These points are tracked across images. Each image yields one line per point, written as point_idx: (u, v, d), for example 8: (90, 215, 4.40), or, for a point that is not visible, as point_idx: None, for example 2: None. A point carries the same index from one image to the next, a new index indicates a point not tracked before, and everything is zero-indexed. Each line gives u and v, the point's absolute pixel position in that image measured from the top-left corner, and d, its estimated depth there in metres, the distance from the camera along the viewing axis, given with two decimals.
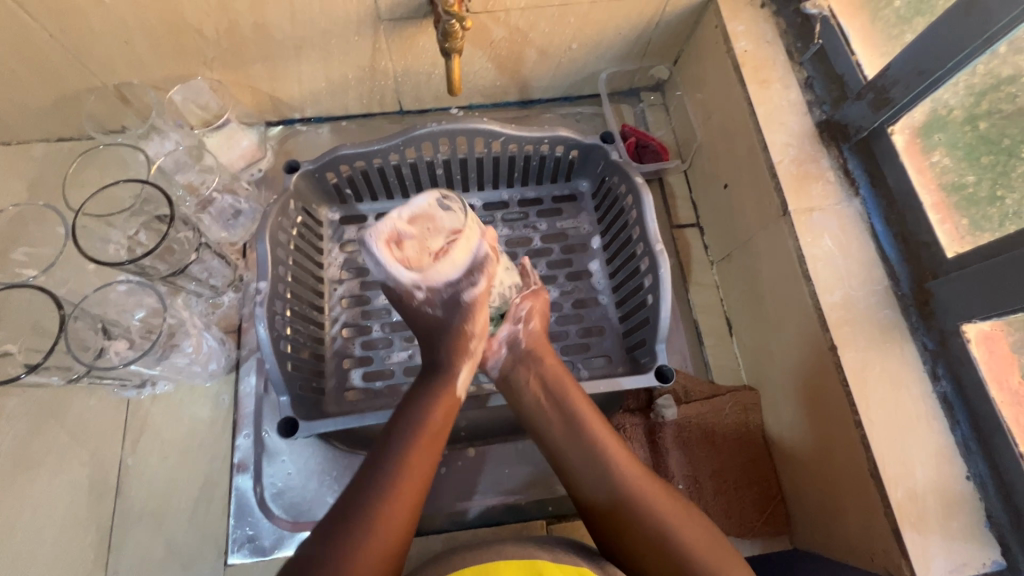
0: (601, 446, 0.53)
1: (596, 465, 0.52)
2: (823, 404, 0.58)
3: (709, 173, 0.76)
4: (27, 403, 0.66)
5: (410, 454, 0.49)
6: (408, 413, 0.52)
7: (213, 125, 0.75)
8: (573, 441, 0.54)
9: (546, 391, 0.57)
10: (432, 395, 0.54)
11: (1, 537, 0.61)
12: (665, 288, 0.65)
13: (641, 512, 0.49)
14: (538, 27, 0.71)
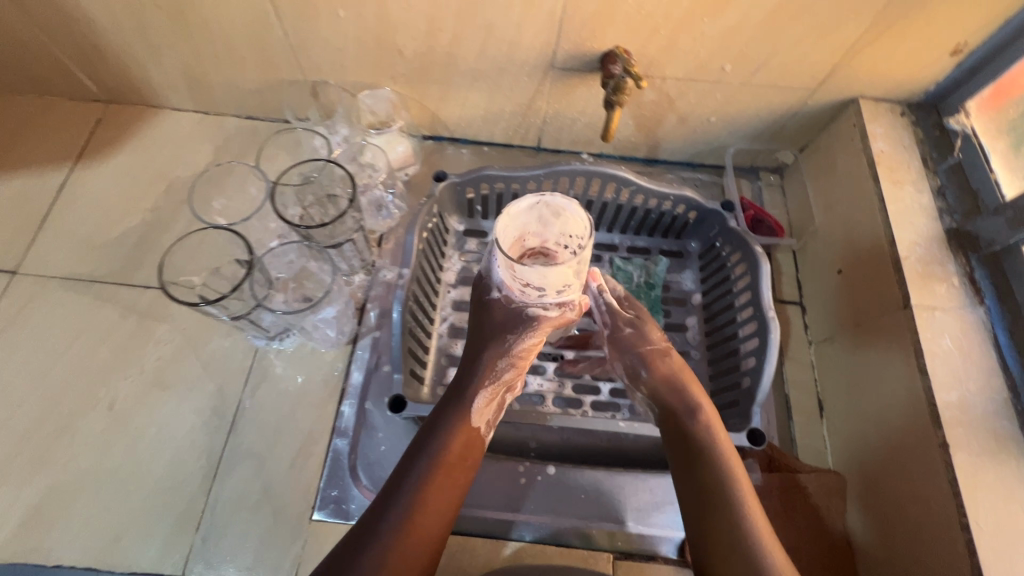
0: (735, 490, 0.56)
1: (711, 467, 0.57)
2: (919, 501, 0.58)
3: (823, 258, 0.79)
4: (176, 332, 0.74)
5: (420, 512, 0.53)
6: (415, 470, 0.55)
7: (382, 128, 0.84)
8: (705, 474, 0.57)
9: (686, 389, 0.63)
10: (446, 446, 0.57)
11: (127, 443, 0.68)
12: (771, 353, 0.67)
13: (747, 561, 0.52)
14: (686, 96, 0.78)
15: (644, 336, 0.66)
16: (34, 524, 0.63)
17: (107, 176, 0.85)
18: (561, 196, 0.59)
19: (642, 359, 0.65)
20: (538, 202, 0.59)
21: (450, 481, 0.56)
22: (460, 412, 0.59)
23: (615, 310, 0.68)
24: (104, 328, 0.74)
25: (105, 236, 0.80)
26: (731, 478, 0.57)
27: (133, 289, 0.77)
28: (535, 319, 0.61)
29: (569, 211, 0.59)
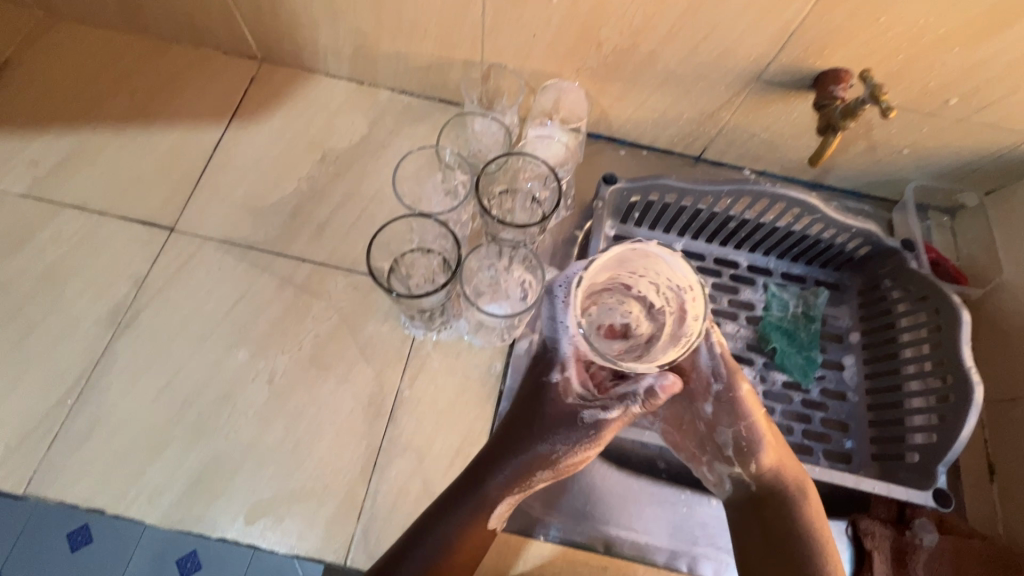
0: (812, 531, 0.57)
1: (778, 504, 0.58)
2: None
3: (1006, 314, 0.74)
4: (333, 311, 0.72)
5: (474, 528, 0.56)
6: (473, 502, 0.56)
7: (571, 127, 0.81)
8: (774, 518, 0.58)
9: (773, 464, 0.58)
10: (469, 531, 0.55)
11: (287, 421, 0.66)
12: (971, 412, 0.65)
13: None
14: (889, 125, 0.73)
15: (734, 417, 0.58)
16: (199, 493, 0.62)
17: (260, 138, 0.83)
18: (657, 245, 0.50)
19: (726, 439, 0.59)
20: (623, 249, 0.51)
21: (477, 542, 0.56)
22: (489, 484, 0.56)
23: (722, 370, 0.59)
24: (262, 298, 0.72)
25: (259, 201, 0.78)
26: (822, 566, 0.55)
27: (289, 260, 0.75)
28: (595, 427, 0.54)
29: (664, 259, 0.50)
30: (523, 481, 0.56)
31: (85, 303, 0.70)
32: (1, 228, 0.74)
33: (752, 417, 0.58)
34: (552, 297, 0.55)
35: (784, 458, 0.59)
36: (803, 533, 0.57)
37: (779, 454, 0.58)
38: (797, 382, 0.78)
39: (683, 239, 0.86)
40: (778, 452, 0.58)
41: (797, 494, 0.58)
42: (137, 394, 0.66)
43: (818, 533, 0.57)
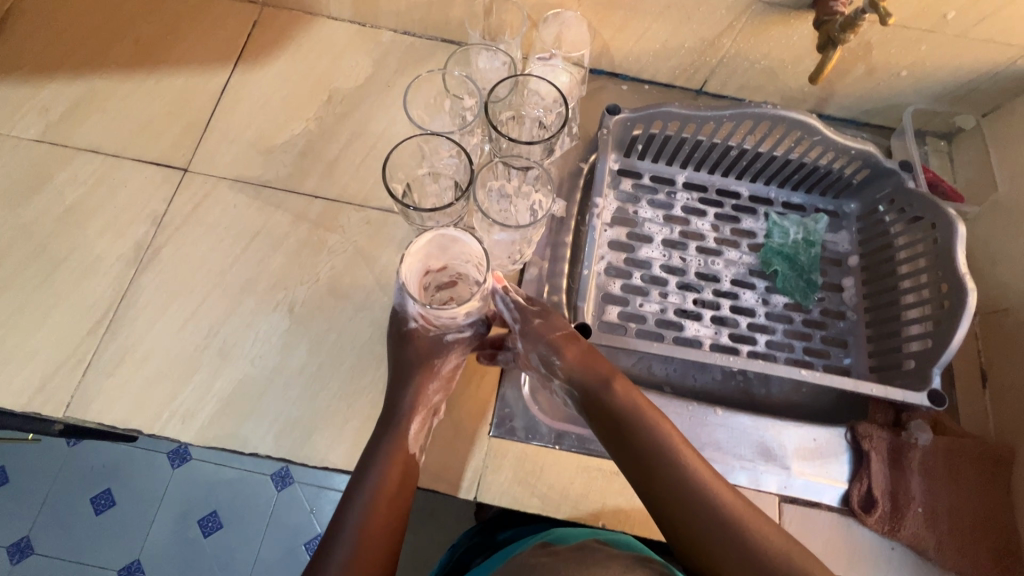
0: (658, 425, 0.58)
1: (622, 417, 0.58)
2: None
3: (1000, 230, 0.76)
4: (347, 244, 0.74)
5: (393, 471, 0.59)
6: (386, 443, 0.60)
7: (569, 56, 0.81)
8: (628, 431, 0.57)
9: (595, 371, 0.61)
10: (384, 473, 0.58)
11: (309, 346, 0.69)
12: (964, 315, 0.68)
13: (676, 488, 0.54)
14: (888, 45, 0.74)
15: (550, 329, 0.62)
16: (229, 413, 0.65)
17: (266, 81, 0.84)
18: (454, 231, 0.58)
19: (546, 358, 0.62)
20: (435, 236, 0.58)
21: (398, 474, 0.59)
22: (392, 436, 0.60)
23: (523, 305, 0.64)
24: (278, 233, 0.74)
25: (270, 142, 0.80)
26: (690, 474, 0.55)
27: (302, 197, 0.77)
28: (455, 342, 0.64)
29: (465, 241, 0.58)
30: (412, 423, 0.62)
31: (107, 242, 0.72)
32: (19, 172, 0.75)
33: (562, 342, 0.62)
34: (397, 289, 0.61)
35: (591, 356, 0.62)
36: (660, 447, 0.56)
37: (586, 354, 0.62)
38: (797, 303, 0.81)
39: (685, 172, 0.88)
40: (588, 363, 0.61)
41: (610, 385, 0.60)
42: (165, 324, 0.68)
43: (665, 428, 0.58)
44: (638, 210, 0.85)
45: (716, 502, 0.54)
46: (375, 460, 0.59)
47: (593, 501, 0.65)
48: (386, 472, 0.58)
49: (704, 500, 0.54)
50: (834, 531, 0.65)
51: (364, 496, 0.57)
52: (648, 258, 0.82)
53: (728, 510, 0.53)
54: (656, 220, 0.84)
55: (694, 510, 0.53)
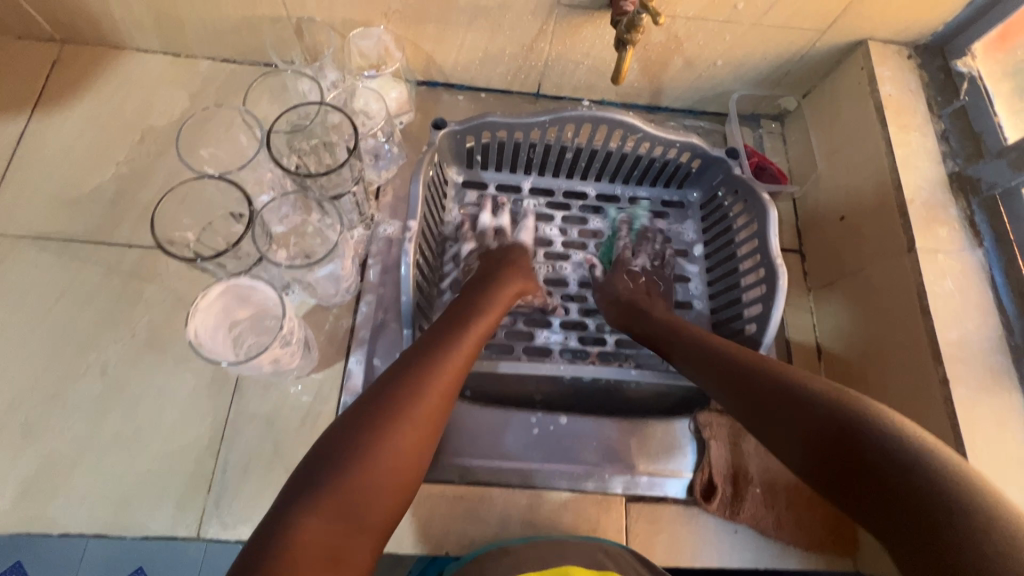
0: (760, 359, 0.54)
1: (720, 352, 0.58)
2: None
3: (820, 207, 0.79)
4: (166, 292, 0.70)
5: (418, 421, 0.48)
6: (408, 384, 0.49)
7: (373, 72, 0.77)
8: (728, 364, 0.56)
9: (670, 322, 0.67)
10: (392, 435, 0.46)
11: (126, 409, 0.65)
12: (777, 298, 0.70)
13: (798, 394, 0.48)
14: (694, 37, 0.74)
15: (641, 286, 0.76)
16: (35, 493, 0.61)
17: (71, 126, 0.78)
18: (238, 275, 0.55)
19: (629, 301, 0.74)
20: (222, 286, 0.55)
21: (409, 440, 0.47)
22: (399, 388, 0.49)
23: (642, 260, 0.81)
24: (87, 289, 0.69)
25: (75, 191, 0.74)
26: (815, 384, 0.48)
27: (114, 248, 0.72)
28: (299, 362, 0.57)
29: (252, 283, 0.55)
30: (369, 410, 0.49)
31: None
32: None
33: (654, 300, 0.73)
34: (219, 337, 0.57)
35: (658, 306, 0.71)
36: (776, 369, 0.51)
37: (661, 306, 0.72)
38: None
39: (530, 177, 0.87)
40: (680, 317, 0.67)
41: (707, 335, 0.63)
42: None
43: (755, 352, 0.56)
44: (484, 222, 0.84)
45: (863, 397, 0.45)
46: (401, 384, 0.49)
47: (436, 528, 0.65)
48: (374, 436, 0.45)
49: (831, 402, 0.45)
50: (677, 522, 0.68)
51: (396, 397, 0.48)
52: None
53: (870, 411, 0.43)
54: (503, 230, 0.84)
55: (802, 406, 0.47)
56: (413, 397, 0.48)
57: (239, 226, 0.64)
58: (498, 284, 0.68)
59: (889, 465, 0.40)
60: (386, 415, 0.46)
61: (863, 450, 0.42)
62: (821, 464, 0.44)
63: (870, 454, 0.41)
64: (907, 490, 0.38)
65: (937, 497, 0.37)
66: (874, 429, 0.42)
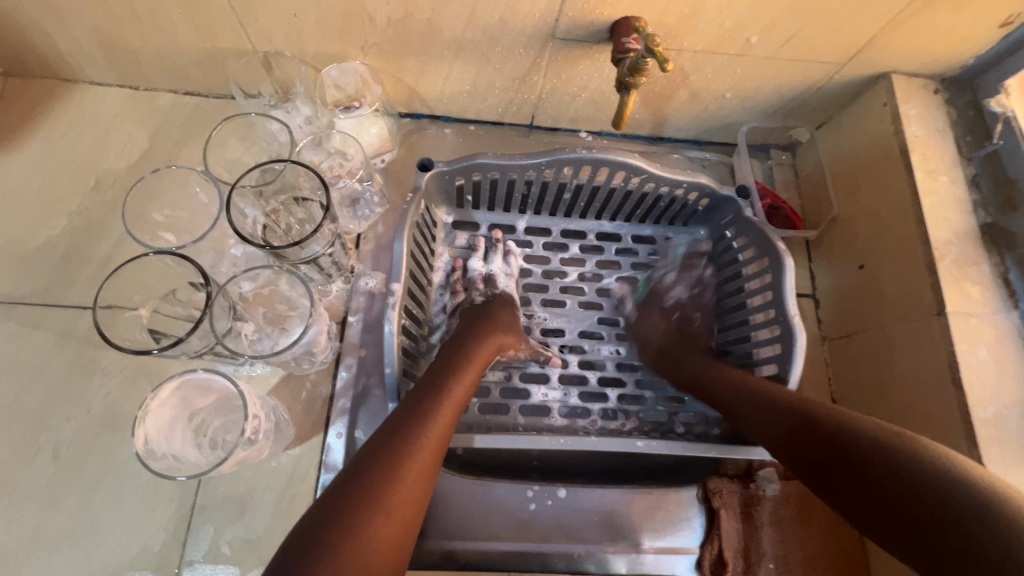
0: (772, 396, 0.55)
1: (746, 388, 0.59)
2: None
3: (838, 251, 0.74)
4: (125, 361, 0.64)
5: (434, 437, 0.48)
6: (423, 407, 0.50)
7: (349, 108, 0.70)
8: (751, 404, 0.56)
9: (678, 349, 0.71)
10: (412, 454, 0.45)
11: (82, 497, 0.59)
12: (794, 360, 0.64)
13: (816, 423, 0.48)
14: (703, 71, 0.68)
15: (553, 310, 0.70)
16: None
17: (17, 172, 0.71)
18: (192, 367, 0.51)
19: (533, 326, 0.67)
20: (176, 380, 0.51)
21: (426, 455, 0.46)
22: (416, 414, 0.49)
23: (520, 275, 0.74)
24: (37, 360, 0.63)
25: (23, 247, 0.67)
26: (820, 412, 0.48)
27: (67, 311, 0.65)
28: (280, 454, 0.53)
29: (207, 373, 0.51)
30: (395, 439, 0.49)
31: None
32: None
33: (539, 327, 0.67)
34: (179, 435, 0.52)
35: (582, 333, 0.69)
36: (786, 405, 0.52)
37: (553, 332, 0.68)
38: None
39: (525, 216, 0.80)
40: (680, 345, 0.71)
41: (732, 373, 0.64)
42: None
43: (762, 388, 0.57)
44: None
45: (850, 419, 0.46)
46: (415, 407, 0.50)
47: None
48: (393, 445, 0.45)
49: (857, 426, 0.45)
50: None
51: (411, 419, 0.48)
52: None
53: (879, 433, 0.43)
54: None
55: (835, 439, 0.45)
56: (413, 436, 0.46)
57: (202, 294, 0.55)
58: (475, 334, 0.63)
59: (951, 509, 0.36)
60: (395, 448, 0.45)
61: (905, 478, 0.39)
62: (879, 516, 0.40)
63: (909, 479, 0.39)
64: (947, 520, 0.36)
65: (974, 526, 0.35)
66: (926, 470, 0.38)
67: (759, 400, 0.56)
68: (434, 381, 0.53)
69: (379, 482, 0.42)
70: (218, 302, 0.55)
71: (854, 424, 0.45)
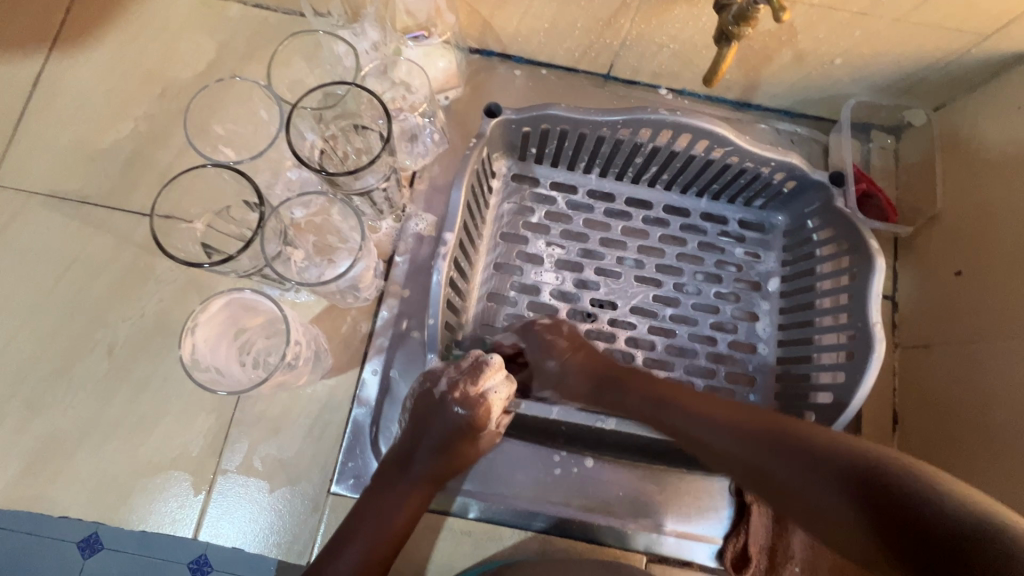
0: (666, 394, 0.54)
1: (639, 380, 0.57)
2: None
3: (935, 255, 0.66)
4: (178, 272, 0.65)
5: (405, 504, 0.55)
6: (405, 469, 0.56)
7: (416, 36, 0.66)
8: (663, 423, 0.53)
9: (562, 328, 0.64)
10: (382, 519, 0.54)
11: (132, 394, 0.62)
12: (867, 370, 0.58)
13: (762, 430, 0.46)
14: (814, 29, 0.60)
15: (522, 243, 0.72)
16: (38, 472, 0.59)
17: (90, 71, 0.71)
18: (252, 290, 0.51)
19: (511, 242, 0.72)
20: (234, 297, 0.51)
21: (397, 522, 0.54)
22: (398, 475, 0.56)
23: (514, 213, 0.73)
24: (98, 259, 0.65)
25: (91, 147, 0.68)
26: (769, 428, 0.46)
27: (128, 216, 0.67)
28: (442, 396, 0.56)
29: (263, 297, 0.51)
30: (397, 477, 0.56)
31: None
32: None
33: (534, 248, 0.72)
34: (224, 347, 0.53)
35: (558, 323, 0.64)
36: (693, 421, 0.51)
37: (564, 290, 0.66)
38: (704, 335, 0.70)
39: (591, 178, 0.75)
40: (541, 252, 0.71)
41: (582, 347, 0.62)
42: None
43: (659, 386, 0.55)
44: (530, 223, 0.73)
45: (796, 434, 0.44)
46: (405, 467, 0.56)
47: (440, 562, 0.61)
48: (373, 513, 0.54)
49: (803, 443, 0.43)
50: None
51: (391, 488, 0.55)
52: (537, 283, 0.71)
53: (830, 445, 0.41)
54: (555, 237, 0.72)
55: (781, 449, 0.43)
56: (388, 504, 0.55)
57: (253, 214, 0.56)
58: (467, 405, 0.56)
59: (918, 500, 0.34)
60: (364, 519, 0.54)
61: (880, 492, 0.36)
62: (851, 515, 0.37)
63: (888, 495, 0.36)
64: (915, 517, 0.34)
65: (919, 488, 0.35)
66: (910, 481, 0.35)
67: (602, 385, 0.59)
68: (408, 460, 0.56)
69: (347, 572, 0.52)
70: (270, 223, 0.54)
71: (719, 419, 0.49)
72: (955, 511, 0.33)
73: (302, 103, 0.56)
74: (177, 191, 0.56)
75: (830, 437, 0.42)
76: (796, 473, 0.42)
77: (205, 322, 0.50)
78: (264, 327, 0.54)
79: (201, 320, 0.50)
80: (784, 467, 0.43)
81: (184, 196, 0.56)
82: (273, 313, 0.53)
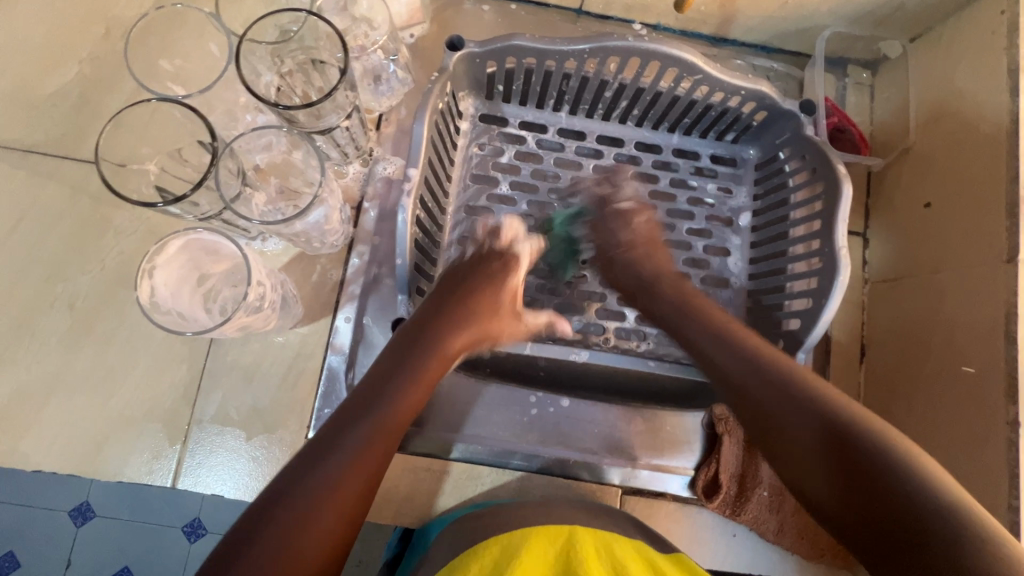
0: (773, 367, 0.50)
1: (743, 372, 0.51)
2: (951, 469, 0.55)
3: (905, 188, 0.66)
4: (137, 222, 0.63)
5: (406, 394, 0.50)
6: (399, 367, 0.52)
7: None
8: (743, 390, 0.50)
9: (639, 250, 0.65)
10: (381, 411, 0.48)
11: (97, 348, 0.60)
12: (833, 295, 0.59)
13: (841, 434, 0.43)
14: None
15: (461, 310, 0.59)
16: (5, 428, 0.58)
17: (25, 10, 0.66)
18: (208, 231, 0.49)
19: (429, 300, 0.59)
20: (191, 238, 0.50)
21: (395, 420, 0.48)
22: (390, 376, 0.51)
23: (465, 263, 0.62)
24: (52, 211, 0.62)
25: (33, 93, 0.64)
26: (868, 438, 0.42)
27: (80, 165, 0.64)
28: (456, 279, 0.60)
29: (219, 236, 0.49)
30: (389, 376, 0.51)
31: None
32: None
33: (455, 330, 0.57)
34: (186, 290, 0.52)
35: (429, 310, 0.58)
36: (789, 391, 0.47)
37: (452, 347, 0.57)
38: None
39: (560, 115, 0.73)
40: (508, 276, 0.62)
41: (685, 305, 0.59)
42: None
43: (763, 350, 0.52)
44: (499, 164, 0.71)
45: (887, 454, 0.41)
46: (394, 370, 0.51)
47: (420, 502, 0.62)
48: (360, 413, 0.47)
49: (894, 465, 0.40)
50: (673, 521, 0.64)
51: (378, 389, 0.50)
52: None
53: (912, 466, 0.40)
54: (526, 178, 0.71)
55: (862, 458, 0.41)
56: (383, 395, 0.49)
57: (208, 154, 0.53)
58: (468, 293, 0.59)
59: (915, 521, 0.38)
60: (353, 418, 0.47)
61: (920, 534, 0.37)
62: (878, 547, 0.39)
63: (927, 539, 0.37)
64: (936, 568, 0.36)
65: (962, 541, 0.36)
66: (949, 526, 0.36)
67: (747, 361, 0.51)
68: (405, 359, 0.53)
69: (355, 437, 0.46)
70: (227, 162, 0.52)
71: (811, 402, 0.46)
72: (943, 520, 0.37)
73: (251, 36, 0.53)
74: (125, 132, 0.53)
75: (903, 452, 0.41)
76: (854, 497, 0.41)
77: (162, 262, 0.49)
78: (227, 270, 0.52)
79: (158, 260, 0.48)
80: (852, 490, 0.41)
81: (133, 137, 0.54)
82: (234, 256, 0.51)
